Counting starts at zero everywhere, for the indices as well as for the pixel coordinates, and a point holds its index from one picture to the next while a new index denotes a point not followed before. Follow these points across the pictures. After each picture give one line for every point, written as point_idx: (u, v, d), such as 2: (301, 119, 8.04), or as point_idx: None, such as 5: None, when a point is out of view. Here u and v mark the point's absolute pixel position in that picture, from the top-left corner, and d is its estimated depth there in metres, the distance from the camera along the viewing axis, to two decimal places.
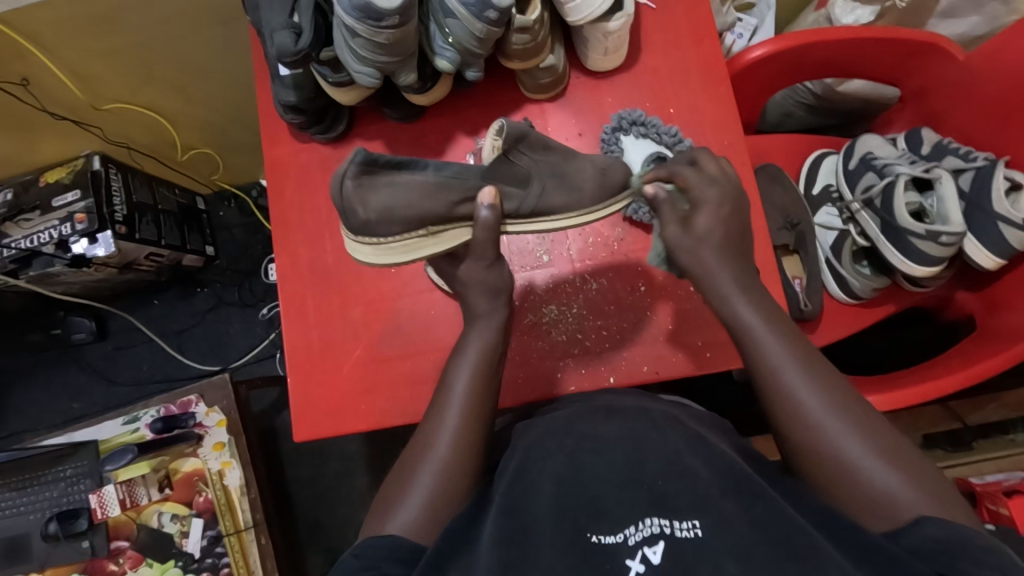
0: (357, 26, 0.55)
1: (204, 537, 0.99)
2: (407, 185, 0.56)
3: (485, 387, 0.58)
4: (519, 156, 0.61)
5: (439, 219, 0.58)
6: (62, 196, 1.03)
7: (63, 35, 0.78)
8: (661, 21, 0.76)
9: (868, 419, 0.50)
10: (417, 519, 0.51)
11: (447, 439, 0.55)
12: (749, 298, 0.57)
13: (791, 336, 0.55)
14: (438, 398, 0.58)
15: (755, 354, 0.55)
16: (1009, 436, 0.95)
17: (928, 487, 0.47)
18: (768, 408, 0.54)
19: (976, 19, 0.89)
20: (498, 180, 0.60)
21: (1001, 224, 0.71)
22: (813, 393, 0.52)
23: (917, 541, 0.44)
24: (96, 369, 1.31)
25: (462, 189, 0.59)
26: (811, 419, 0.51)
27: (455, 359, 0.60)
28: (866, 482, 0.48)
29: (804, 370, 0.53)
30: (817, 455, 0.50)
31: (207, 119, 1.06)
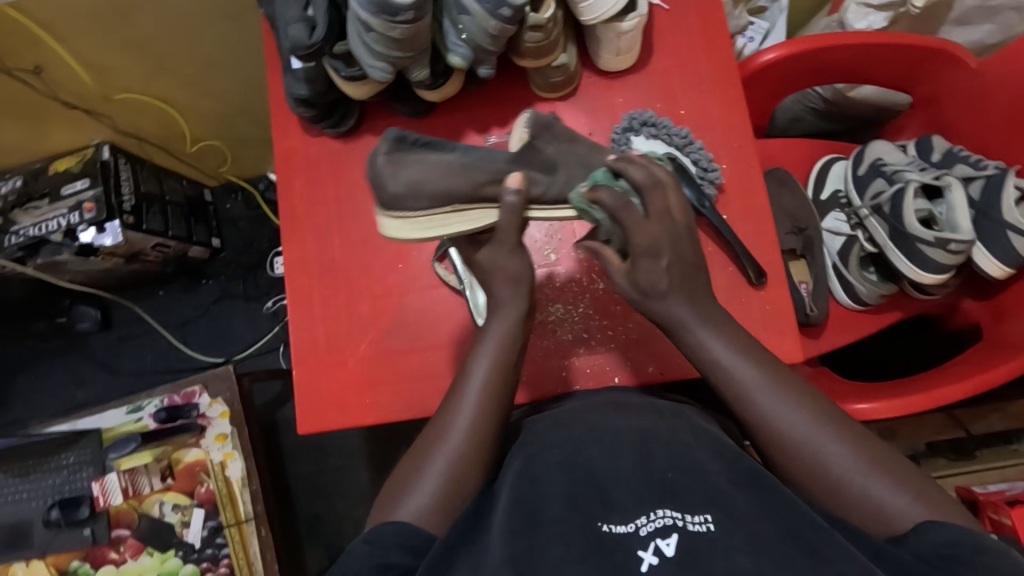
0: (372, 20, 0.55)
1: (204, 528, 0.99)
2: (435, 163, 0.60)
3: (501, 380, 0.58)
4: (544, 144, 0.62)
5: (465, 196, 0.60)
6: (70, 184, 1.03)
7: (77, 24, 0.79)
8: (673, 22, 0.76)
9: (850, 432, 0.51)
10: (430, 505, 0.51)
11: (463, 431, 0.54)
12: (715, 333, 0.57)
13: (761, 359, 0.56)
14: (455, 389, 0.58)
15: (723, 380, 0.55)
16: (1012, 446, 0.95)
17: (919, 493, 0.47)
18: (749, 433, 0.54)
19: (990, 27, 0.89)
20: (528, 166, 0.61)
21: (1010, 232, 0.71)
22: (790, 416, 0.52)
23: (918, 544, 0.43)
24: (100, 358, 1.32)
25: (488, 169, 0.60)
26: (790, 440, 0.51)
27: (475, 349, 0.60)
28: (858, 495, 0.48)
29: (776, 393, 0.53)
30: (803, 474, 0.50)
31: (216, 111, 1.06)
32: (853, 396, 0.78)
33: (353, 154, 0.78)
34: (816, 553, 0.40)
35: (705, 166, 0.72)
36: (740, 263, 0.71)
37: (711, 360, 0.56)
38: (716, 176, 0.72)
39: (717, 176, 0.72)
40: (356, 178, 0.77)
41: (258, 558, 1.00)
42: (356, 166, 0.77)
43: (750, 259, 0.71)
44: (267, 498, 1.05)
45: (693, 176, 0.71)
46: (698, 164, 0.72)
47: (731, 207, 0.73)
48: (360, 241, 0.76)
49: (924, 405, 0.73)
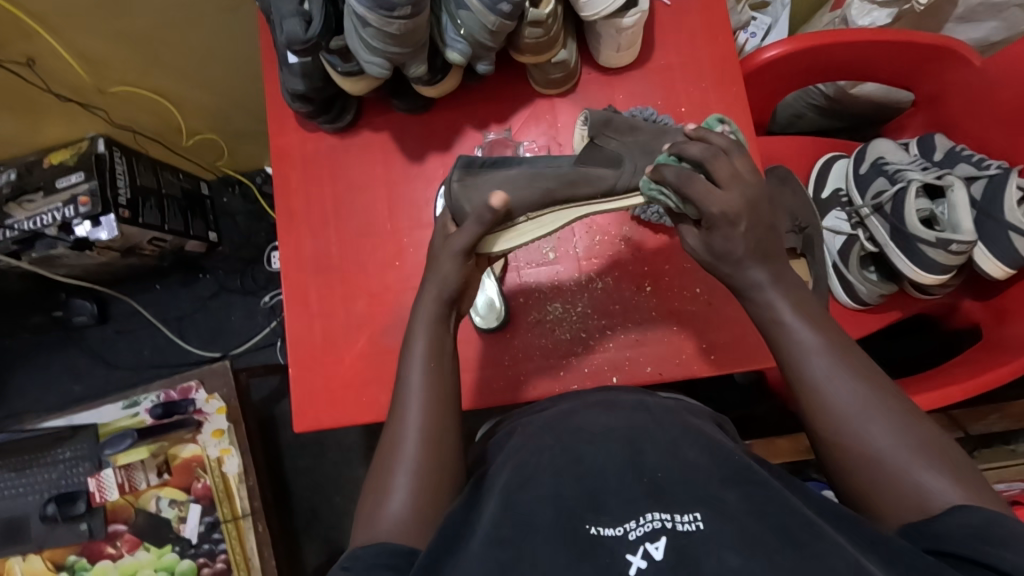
0: (368, 15, 0.54)
1: (201, 523, 0.99)
2: (507, 179, 0.64)
3: (445, 384, 0.57)
4: (606, 141, 0.65)
5: (538, 203, 0.63)
6: (65, 178, 1.02)
7: (69, 16, 0.78)
8: (675, 18, 0.75)
9: (900, 408, 0.49)
10: (403, 524, 0.50)
11: (416, 435, 0.54)
12: (782, 291, 0.54)
13: (824, 323, 0.53)
14: (398, 400, 0.56)
15: (784, 344, 0.53)
16: (1009, 446, 0.95)
17: (959, 474, 0.46)
18: (796, 399, 0.53)
19: (994, 24, 0.88)
20: (592, 162, 0.64)
21: (1011, 233, 0.71)
22: (843, 386, 0.50)
23: (950, 528, 0.43)
24: (96, 352, 1.31)
25: (554, 175, 0.64)
26: (840, 410, 0.50)
27: (405, 352, 0.58)
28: (895, 473, 0.47)
29: (835, 359, 0.51)
30: (846, 446, 0.49)
31: (212, 105, 1.05)
32: None
33: (350, 150, 0.77)
34: (808, 547, 0.41)
35: None
36: None
37: (776, 317, 0.54)
38: None
39: None
40: (353, 174, 0.77)
41: (254, 554, 1.00)
42: (353, 161, 0.77)
43: None
44: (264, 493, 1.05)
45: None
46: None
47: None
48: (357, 237, 0.76)
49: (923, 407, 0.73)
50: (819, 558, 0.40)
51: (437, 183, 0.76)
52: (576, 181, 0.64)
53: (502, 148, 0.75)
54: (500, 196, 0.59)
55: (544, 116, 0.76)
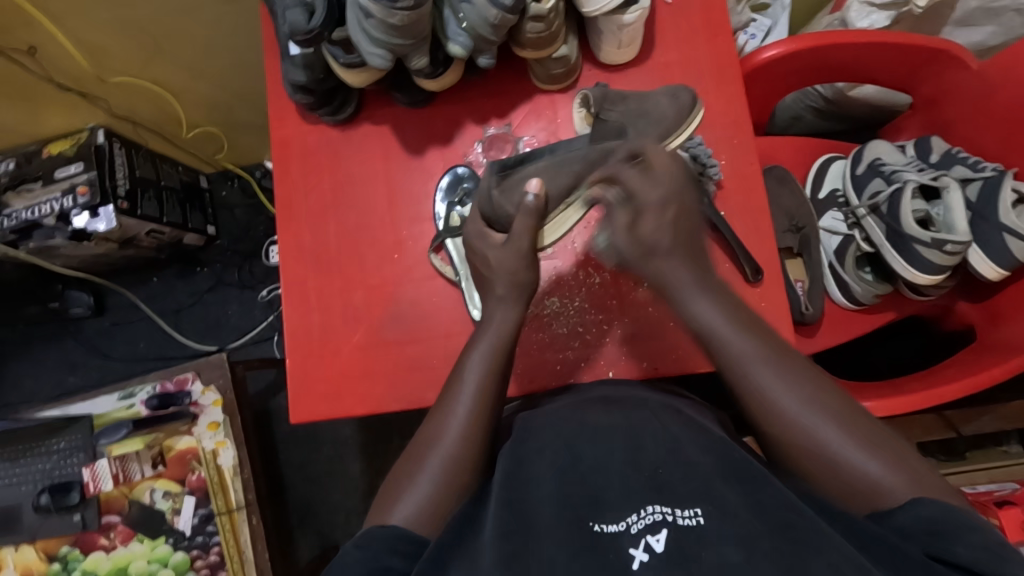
0: (371, 6, 0.54)
1: (195, 515, 0.99)
2: (537, 171, 0.66)
3: (494, 387, 0.57)
4: (608, 113, 0.69)
5: (573, 188, 0.65)
6: (64, 168, 1.02)
7: (72, 6, 0.78)
8: (676, 16, 0.76)
9: (843, 406, 0.51)
10: (420, 511, 0.50)
11: (456, 433, 0.54)
12: (707, 297, 0.57)
13: (754, 328, 0.56)
14: (447, 396, 0.58)
15: (720, 351, 0.55)
16: (1001, 448, 0.96)
17: (909, 467, 0.47)
18: (744, 407, 0.54)
19: (992, 29, 0.88)
20: (601, 135, 0.67)
21: (1006, 234, 0.71)
22: (783, 390, 0.52)
23: (907, 521, 0.44)
24: (92, 344, 1.31)
25: (580, 158, 0.65)
26: (783, 413, 0.51)
27: (468, 353, 0.60)
28: (850, 470, 0.48)
29: (773, 364, 0.53)
30: (798, 448, 0.50)
31: (213, 97, 1.05)
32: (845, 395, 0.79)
33: (350, 143, 0.77)
34: (804, 540, 0.40)
35: (704, 161, 0.72)
36: (736, 258, 0.71)
37: (710, 330, 0.56)
38: (715, 171, 0.72)
39: (715, 171, 0.72)
40: (353, 167, 0.77)
41: (248, 547, 0.99)
42: (353, 154, 0.77)
43: (746, 254, 0.71)
44: (258, 486, 1.04)
45: (692, 172, 0.71)
46: (697, 158, 0.72)
47: (728, 203, 0.73)
48: (356, 229, 0.76)
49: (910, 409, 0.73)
50: (817, 551, 0.40)
51: (436, 177, 0.76)
52: (597, 157, 0.64)
53: (502, 144, 0.76)
54: (535, 182, 0.62)
55: (544, 111, 0.76)
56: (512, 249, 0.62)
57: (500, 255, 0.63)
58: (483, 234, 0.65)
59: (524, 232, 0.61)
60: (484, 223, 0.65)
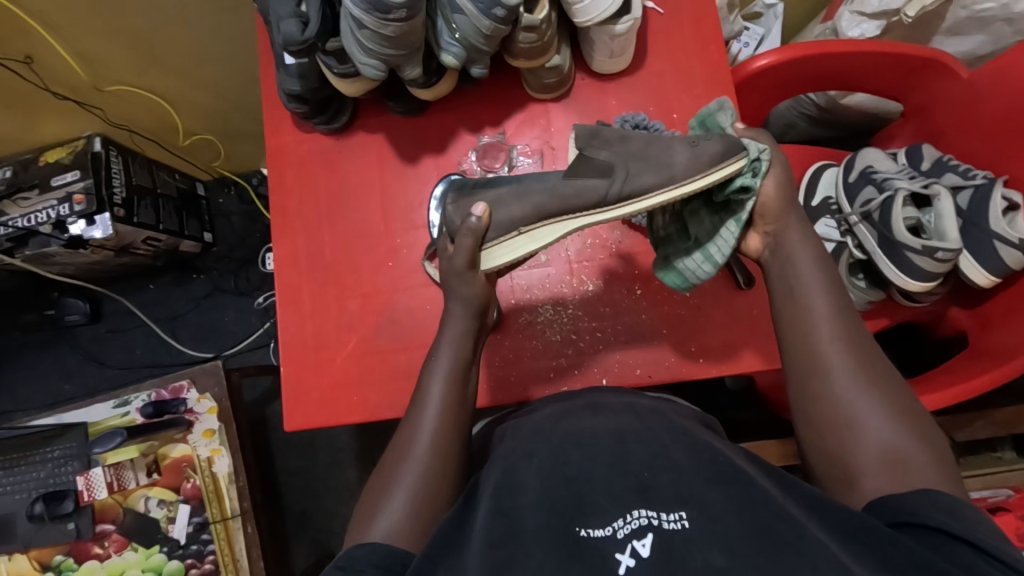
0: (364, 17, 0.55)
1: (189, 524, 0.99)
2: (494, 197, 0.63)
3: (459, 398, 0.58)
4: (597, 150, 0.61)
5: (530, 218, 0.62)
6: (61, 176, 1.02)
7: (67, 16, 0.78)
8: (667, 26, 0.76)
9: (894, 389, 0.52)
10: (399, 525, 0.51)
11: (426, 445, 0.55)
12: (809, 250, 0.59)
13: (840, 301, 0.57)
14: (414, 409, 0.58)
15: (794, 301, 0.57)
16: (996, 454, 0.96)
17: (936, 459, 0.49)
18: (792, 360, 0.56)
19: (981, 38, 0.89)
20: (581, 171, 0.61)
21: (997, 242, 0.71)
22: (837, 354, 0.54)
23: (923, 502, 0.45)
24: (88, 351, 1.31)
25: (545, 191, 0.62)
26: (830, 371, 0.53)
27: (430, 365, 0.60)
28: (874, 441, 0.50)
29: (842, 329, 0.55)
30: (832, 408, 0.52)
31: (209, 105, 1.05)
32: None
33: (345, 151, 0.78)
34: (789, 546, 0.41)
35: None
36: (730, 268, 0.73)
37: (795, 280, 0.58)
38: None
39: None
40: (348, 175, 0.77)
41: (243, 556, 0.99)
42: (347, 162, 0.77)
43: (739, 264, 0.72)
44: (254, 494, 1.04)
45: None
46: None
47: None
48: (351, 238, 0.76)
49: None
50: (800, 553, 0.41)
51: (431, 186, 0.77)
52: (567, 193, 0.61)
53: (496, 152, 0.76)
54: (481, 205, 0.61)
55: (537, 120, 0.77)
56: (451, 265, 0.62)
57: (446, 267, 0.63)
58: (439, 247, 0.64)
59: (460, 253, 0.61)
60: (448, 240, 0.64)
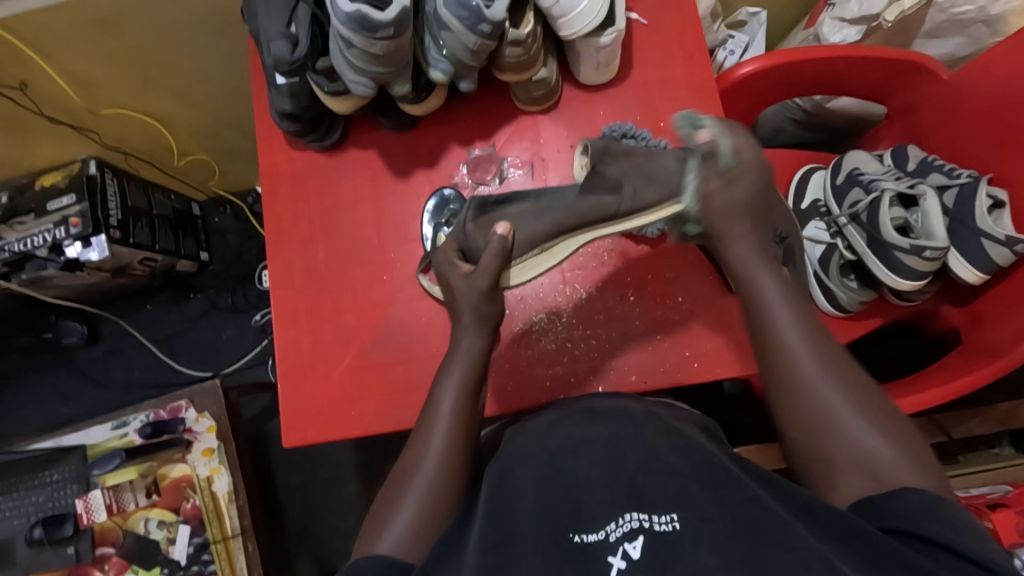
0: (352, 37, 0.56)
1: (190, 544, 0.98)
2: (514, 213, 0.66)
3: (467, 410, 0.58)
4: (608, 166, 0.64)
5: (551, 235, 0.64)
6: (56, 200, 1.03)
7: (62, 42, 0.80)
8: (652, 37, 0.78)
9: (863, 392, 0.52)
10: (405, 538, 0.51)
11: (435, 458, 0.55)
12: (760, 258, 0.58)
13: (801, 305, 0.57)
14: (424, 419, 0.58)
15: (758, 313, 0.57)
16: (993, 449, 0.97)
17: (912, 458, 0.48)
18: (766, 369, 0.56)
19: (961, 40, 0.90)
20: (594, 189, 0.64)
21: (984, 240, 0.72)
22: (807, 359, 0.53)
23: (901, 503, 0.45)
24: (85, 373, 1.31)
25: (563, 207, 0.64)
26: (801, 378, 0.53)
27: (440, 379, 0.60)
28: (850, 443, 0.50)
29: (808, 333, 0.55)
30: (804, 412, 0.52)
31: (203, 125, 1.06)
32: None
33: (338, 167, 0.78)
34: (774, 540, 0.41)
35: None
36: (720, 272, 0.73)
37: (754, 294, 0.57)
38: None
39: None
40: (341, 191, 0.78)
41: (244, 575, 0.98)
42: (340, 179, 0.78)
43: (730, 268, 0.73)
44: (255, 513, 1.03)
45: None
46: None
47: None
48: (344, 253, 0.77)
49: (917, 407, 0.74)
50: (787, 548, 0.40)
51: (423, 200, 0.77)
52: (583, 210, 0.63)
53: (486, 165, 0.77)
54: (504, 224, 0.62)
55: (527, 132, 0.78)
56: (473, 284, 0.62)
57: (464, 285, 0.62)
58: (453, 264, 0.64)
59: (485, 270, 0.61)
60: (457, 255, 0.65)
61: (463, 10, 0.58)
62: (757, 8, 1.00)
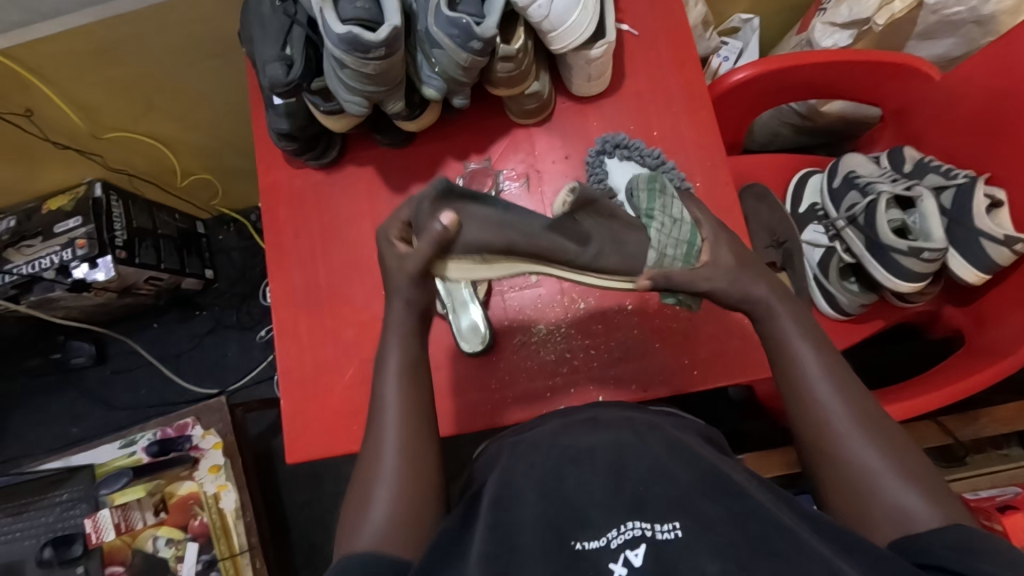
0: (345, 57, 0.57)
1: (198, 562, 0.98)
2: (478, 216, 0.55)
3: (422, 402, 0.57)
4: (583, 217, 0.58)
5: (497, 251, 0.56)
6: (63, 223, 1.05)
7: (66, 69, 0.82)
8: (644, 47, 0.79)
9: (891, 440, 0.52)
10: (382, 535, 0.51)
11: (399, 455, 0.54)
12: (790, 313, 0.58)
13: (826, 351, 0.56)
14: (376, 412, 0.57)
15: (785, 362, 0.56)
16: (1002, 451, 0.96)
17: (942, 506, 0.48)
18: (792, 415, 0.55)
19: (954, 40, 0.91)
20: (563, 233, 0.57)
21: (983, 240, 0.72)
22: (837, 407, 0.53)
23: (937, 545, 0.45)
24: (94, 393, 1.32)
25: (524, 234, 0.56)
26: (834, 426, 0.52)
27: (382, 371, 0.58)
28: (884, 497, 0.49)
29: (834, 381, 0.54)
30: (836, 462, 0.52)
31: (205, 146, 1.08)
32: None
33: (336, 184, 0.79)
34: (778, 552, 0.42)
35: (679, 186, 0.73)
36: None
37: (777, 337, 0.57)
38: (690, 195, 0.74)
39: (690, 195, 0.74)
40: (339, 208, 0.79)
41: None
42: (339, 196, 0.79)
43: None
44: (262, 529, 1.04)
45: None
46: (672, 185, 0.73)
47: None
48: (344, 268, 0.78)
49: (917, 412, 0.74)
50: (792, 562, 0.41)
51: None
52: (544, 248, 0.56)
53: (483, 177, 0.77)
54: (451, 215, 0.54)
55: (521, 145, 0.78)
56: (402, 265, 0.56)
57: (395, 265, 0.57)
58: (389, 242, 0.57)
59: (415, 255, 0.55)
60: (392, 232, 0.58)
61: (454, 28, 0.59)
62: (748, 14, 1.01)
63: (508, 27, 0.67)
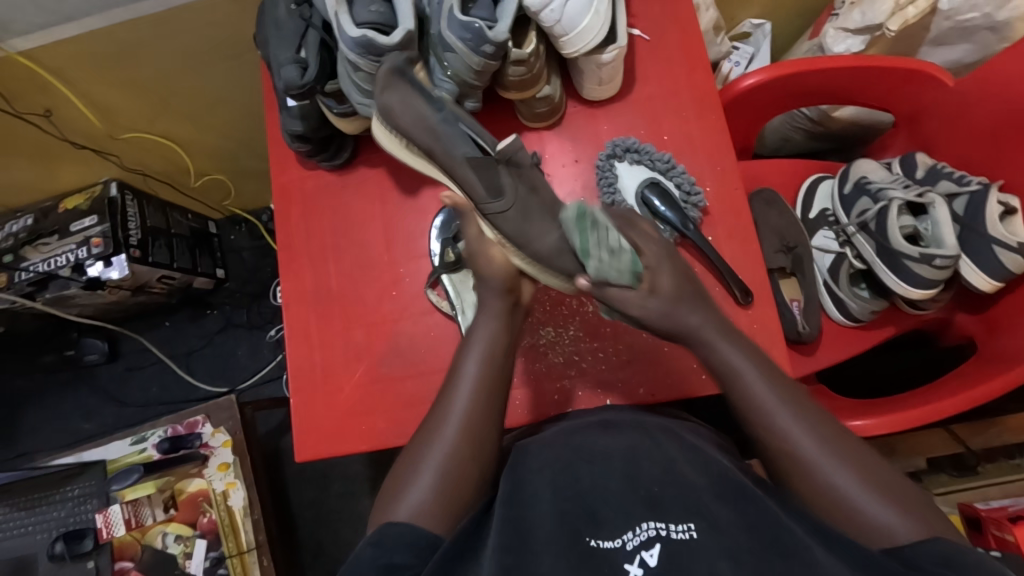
0: (359, 61, 0.59)
1: (206, 558, 0.99)
2: (411, 109, 0.61)
3: (495, 387, 0.59)
4: (504, 173, 0.62)
5: (416, 143, 0.64)
6: (79, 221, 1.06)
7: (84, 70, 0.83)
8: (655, 51, 0.79)
9: (861, 457, 0.52)
10: (423, 509, 0.53)
11: (457, 431, 0.56)
12: (733, 342, 0.59)
13: (780, 379, 0.57)
14: (447, 388, 0.59)
15: (742, 394, 0.57)
16: (1015, 461, 0.95)
17: (920, 517, 0.48)
18: (759, 447, 0.55)
19: (967, 47, 0.90)
20: (478, 175, 0.62)
21: (996, 247, 0.71)
22: (801, 434, 0.53)
23: (924, 557, 0.45)
24: (106, 390, 1.33)
25: (439, 149, 0.63)
26: (801, 453, 0.52)
27: (465, 348, 0.61)
28: (862, 517, 0.49)
29: (792, 409, 0.54)
30: (811, 488, 0.51)
31: (219, 147, 1.09)
32: (851, 410, 0.79)
33: (347, 186, 0.80)
34: (792, 555, 0.42)
35: (688, 189, 0.74)
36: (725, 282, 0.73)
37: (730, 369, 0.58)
38: (699, 199, 0.74)
39: (700, 199, 0.74)
40: (350, 209, 0.80)
41: None
42: (351, 197, 0.80)
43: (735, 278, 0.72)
44: (269, 527, 1.04)
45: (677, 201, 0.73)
46: (682, 188, 0.74)
47: (715, 228, 0.75)
48: (355, 269, 0.78)
49: (923, 421, 0.74)
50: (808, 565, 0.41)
51: (431, 216, 0.79)
52: (451, 166, 0.63)
53: None
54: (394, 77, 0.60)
55: (532, 148, 0.79)
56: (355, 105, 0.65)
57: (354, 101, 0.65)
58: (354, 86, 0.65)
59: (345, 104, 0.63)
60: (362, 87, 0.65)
61: (467, 32, 0.60)
62: (760, 19, 1.01)
63: (520, 31, 0.68)
